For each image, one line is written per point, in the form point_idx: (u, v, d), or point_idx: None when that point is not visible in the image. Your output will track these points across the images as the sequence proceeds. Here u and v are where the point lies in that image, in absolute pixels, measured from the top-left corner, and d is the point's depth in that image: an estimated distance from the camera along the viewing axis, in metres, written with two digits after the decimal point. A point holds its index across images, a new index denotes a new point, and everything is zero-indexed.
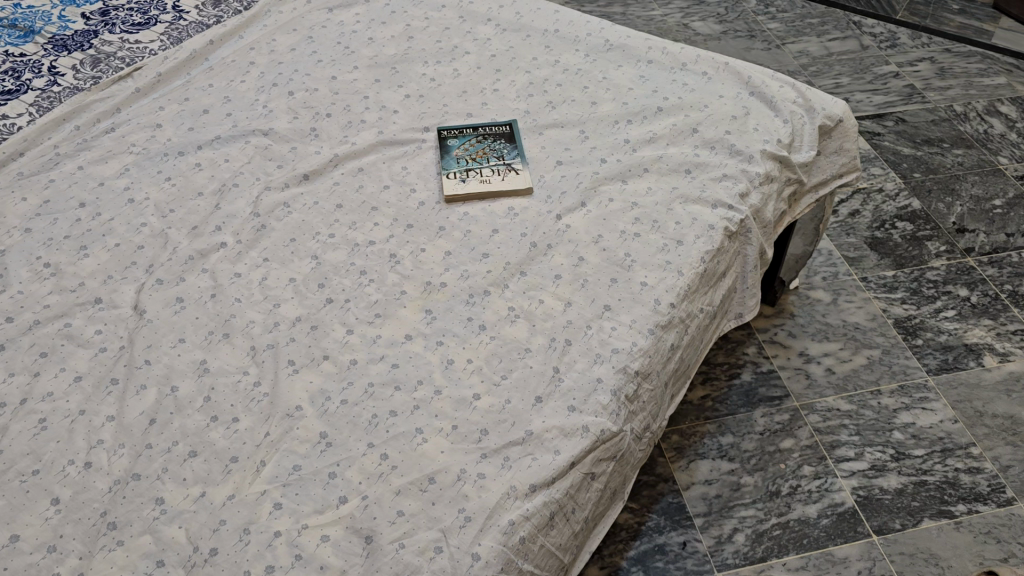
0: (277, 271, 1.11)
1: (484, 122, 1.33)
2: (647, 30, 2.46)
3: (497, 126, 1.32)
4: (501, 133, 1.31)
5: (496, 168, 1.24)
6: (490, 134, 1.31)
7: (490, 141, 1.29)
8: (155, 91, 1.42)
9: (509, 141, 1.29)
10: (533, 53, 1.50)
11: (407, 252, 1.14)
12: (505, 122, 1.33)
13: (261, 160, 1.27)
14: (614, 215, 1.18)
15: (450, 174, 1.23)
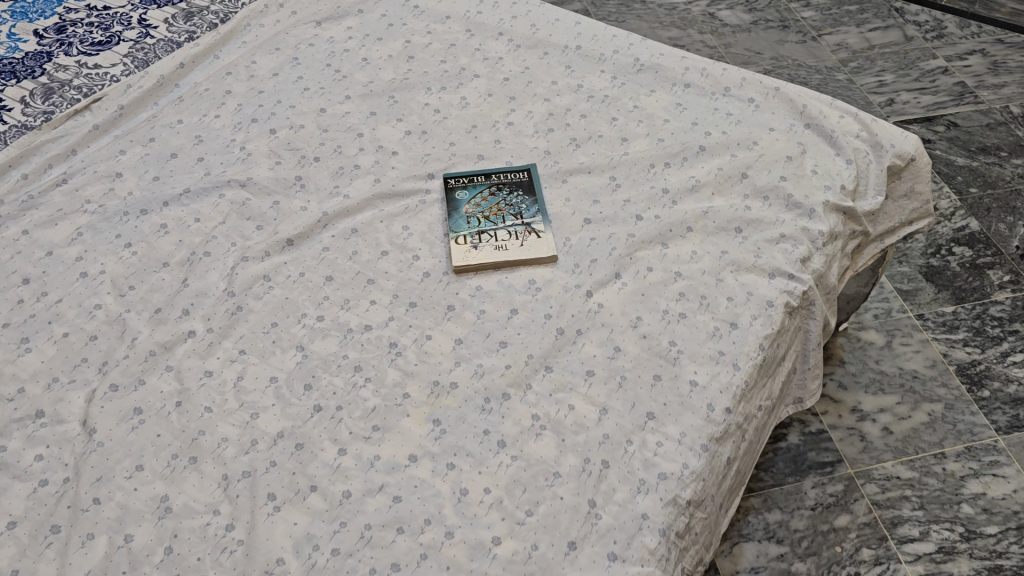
0: (256, 368, 0.93)
1: (497, 168, 1.14)
2: (671, 23, 2.24)
3: (512, 174, 1.13)
4: (517, 183, 1.12)
5: (514, 230, 1.05)
6: (506, 184, 1.12)
7: (506, 193, 1.10)
8: (116, 128, 1.23)
9: (527, 193, 1.10)
10: (552, 76, 1.30)
11: (410, 341, 0.96)
12: (522, 167, 1.14)
13: (237, 220, 1.08)
14: (654, 290, 0.99)
15: (459, 238, 1.04)
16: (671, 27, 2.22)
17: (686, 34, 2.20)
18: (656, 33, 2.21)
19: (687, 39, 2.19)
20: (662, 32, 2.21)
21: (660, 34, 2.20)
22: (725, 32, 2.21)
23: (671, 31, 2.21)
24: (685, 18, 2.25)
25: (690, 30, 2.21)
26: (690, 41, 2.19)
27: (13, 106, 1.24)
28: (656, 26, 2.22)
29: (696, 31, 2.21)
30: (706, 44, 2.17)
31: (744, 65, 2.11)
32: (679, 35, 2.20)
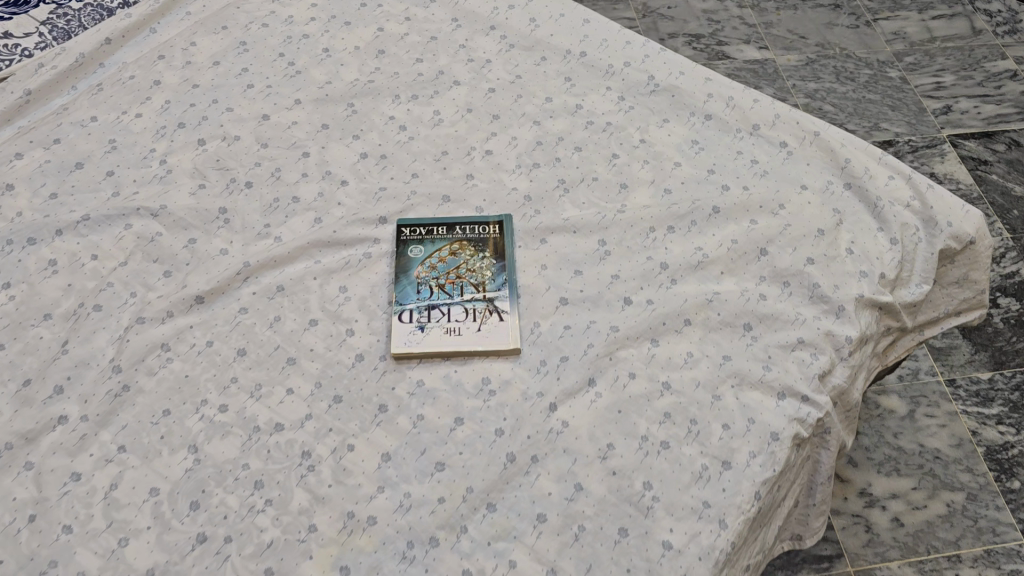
0: (135, 473, 0.77)
1: (464, 217, 0.94)
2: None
3: (480, 227, 0.93)
4: (485, 241, 0.92)
5: (471, 307, 0.86)
6: (472, 241, 0.92)
7: (470, 254, 0.91)
8: (19, 118, 1.03)
9: (494, 255, 0.91)
10: (547, 90, 1.08)
11: (328, 451, 0.79)
12: (494, 218, 0.94)
13: (142, 261, 0.90)
14: (634, 407, 0.81)
15: (403, 314, 0.86)
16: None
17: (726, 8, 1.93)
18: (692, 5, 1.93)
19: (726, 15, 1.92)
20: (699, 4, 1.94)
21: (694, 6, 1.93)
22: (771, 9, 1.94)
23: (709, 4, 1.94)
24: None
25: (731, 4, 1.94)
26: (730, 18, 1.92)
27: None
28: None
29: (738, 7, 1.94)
30: (744, 20, 1.91)
31: (785, 52, 1.85)
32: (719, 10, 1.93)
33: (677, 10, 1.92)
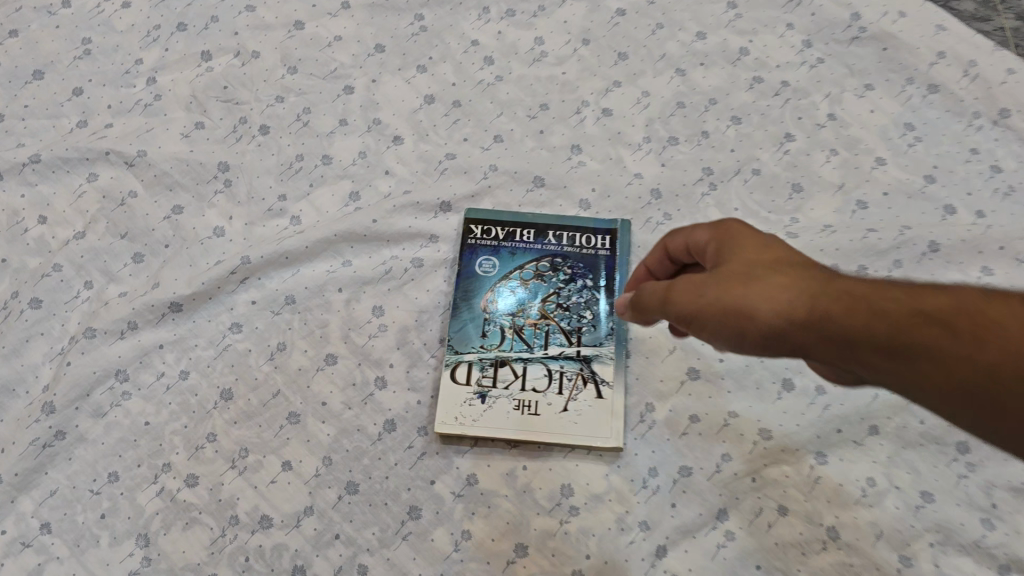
0: (59, 568, 0.55)
1: (558, 216, 0.66)
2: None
3: (582, 236, 0.65)
4: (588, 259, 0.64)
5: (558, 369, 0.59)
6: (568, 257, 0.64)
7: (563, 277, 0.63)
8: None
9: (597, 283, 0.63)
10: (700, 21, 0.75)
11: (329, 570, 0.55)
12: (603, 223, 0.65)
13: (104, 235, 0.64)
14: (779, 566, 0.54)
15: (459, 370, 0.59)
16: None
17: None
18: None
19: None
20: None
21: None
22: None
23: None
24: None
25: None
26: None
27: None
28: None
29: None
30: None
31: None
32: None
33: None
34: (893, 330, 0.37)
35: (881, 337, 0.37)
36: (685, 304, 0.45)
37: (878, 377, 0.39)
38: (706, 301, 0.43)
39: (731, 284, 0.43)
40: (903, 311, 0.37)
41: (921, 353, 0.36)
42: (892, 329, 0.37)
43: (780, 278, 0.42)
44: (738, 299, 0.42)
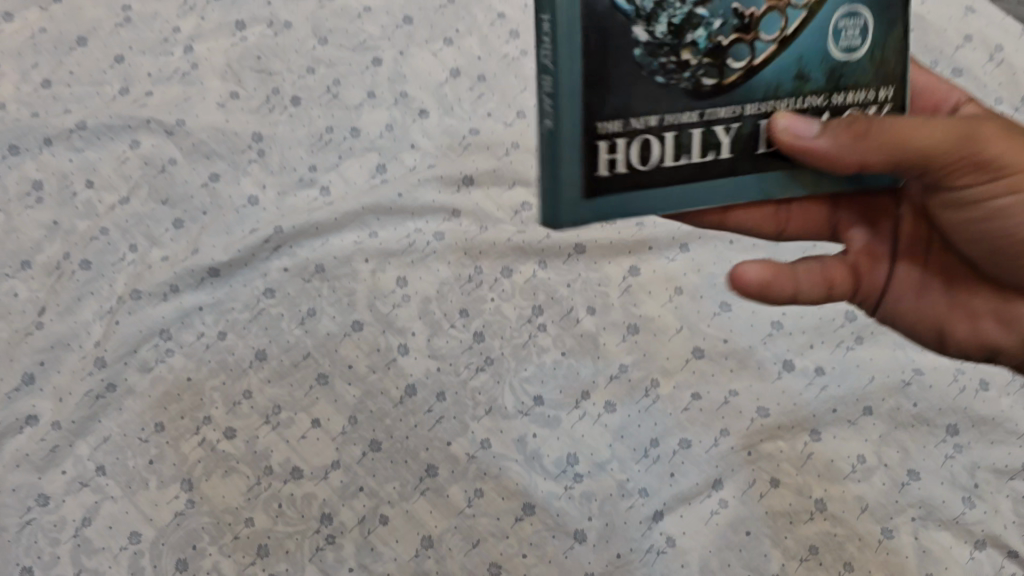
0: (114, 507, 0.61)
1: (882, 62, 0.41)
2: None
3: (703, 156, 0.39)
4: (653, 84, 0.37)
5: None
6: (655, 39, 0.37)
7: (692, 33, 0.37)
8: None
9: (584, 25, 0.35)
10: None
11: (354, 518, 0.60)
12: (735, 193, 0.40)
13: (147, 200, 0.68)
14: (768, 533, 0.58)
15: None
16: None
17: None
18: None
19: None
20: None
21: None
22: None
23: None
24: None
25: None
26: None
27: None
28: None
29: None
30: None
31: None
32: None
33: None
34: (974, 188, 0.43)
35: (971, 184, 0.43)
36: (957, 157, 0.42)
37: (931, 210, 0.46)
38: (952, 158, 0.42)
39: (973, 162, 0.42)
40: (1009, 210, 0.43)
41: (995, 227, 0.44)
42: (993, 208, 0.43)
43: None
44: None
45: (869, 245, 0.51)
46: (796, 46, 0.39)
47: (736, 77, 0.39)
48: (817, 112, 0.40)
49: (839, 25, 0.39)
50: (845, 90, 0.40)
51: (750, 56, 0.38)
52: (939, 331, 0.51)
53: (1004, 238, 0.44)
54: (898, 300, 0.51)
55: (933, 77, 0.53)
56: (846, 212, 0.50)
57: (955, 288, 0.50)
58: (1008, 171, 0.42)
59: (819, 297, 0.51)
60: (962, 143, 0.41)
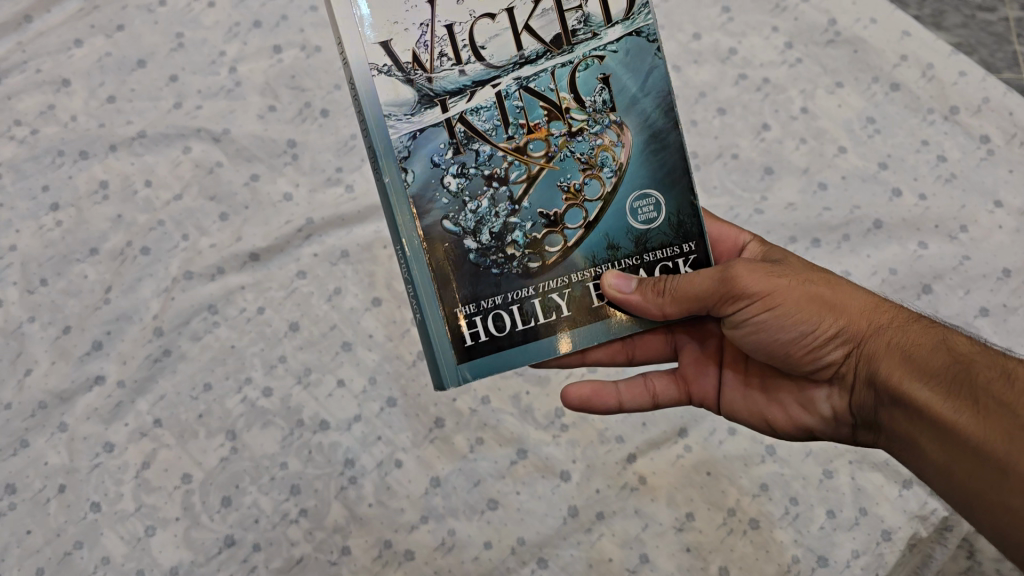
0: (169, 453, 0.71)
1: (680, 224, 0.54)
2: (422, 18, 0.52)
3: (548, 317, 0.54)
4: (491, 275, 0.54)
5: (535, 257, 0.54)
6: (483, 244, 0.54)
7: (510, 235, 0.54)
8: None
9: (424, 248, 0.54)
10: (697, 23, 0.86)
11: (373, 463, 0.71)
12: (581, 338, 0.54)
13: (197, 197, 0.80)
14: (726, 473, 0.70)
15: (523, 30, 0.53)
16: (380, 19, 0.52)
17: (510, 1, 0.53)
18: (570, 76, 0.53)
19: (550, 59, 0.53)
20: (481, 38, 0.53)
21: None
22: (438, 52, 0.52)
23: (397, 12, 0.52)
24: (413, 123, 0.53)
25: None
26: (515, 167, 0.54)
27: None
28: (501, 15, 0.53)
29: (485, 161, 0.53)
30: None
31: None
32: (658, 41, 0.53)
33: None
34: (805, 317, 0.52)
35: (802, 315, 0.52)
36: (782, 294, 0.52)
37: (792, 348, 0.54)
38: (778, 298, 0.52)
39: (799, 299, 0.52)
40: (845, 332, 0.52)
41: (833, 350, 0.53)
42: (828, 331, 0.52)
43: (882, 298, 0.54)
44: (812, 278, 0.54)
45: (701, 353, 0.63)
46: (601, 225, 0.54)
47: (555, 258, 0.54)
48: (632, 270, 0.54)
49: (634, 204, 0.54)
50: (652, 249, 0.54)
51: (562, 241, 0.54)
52: (766, 421, 0.60)
53: (775, 348, 0.54)
54: (730, 399, 0.62)
55: (724, 225, 0.66)
56: (685, 334, 0.64)
57: (775, 389, 0.59)
58: (764, 298, 0.52)
59: (645, 405, 0.65)
60: (776, 280, 0.53)
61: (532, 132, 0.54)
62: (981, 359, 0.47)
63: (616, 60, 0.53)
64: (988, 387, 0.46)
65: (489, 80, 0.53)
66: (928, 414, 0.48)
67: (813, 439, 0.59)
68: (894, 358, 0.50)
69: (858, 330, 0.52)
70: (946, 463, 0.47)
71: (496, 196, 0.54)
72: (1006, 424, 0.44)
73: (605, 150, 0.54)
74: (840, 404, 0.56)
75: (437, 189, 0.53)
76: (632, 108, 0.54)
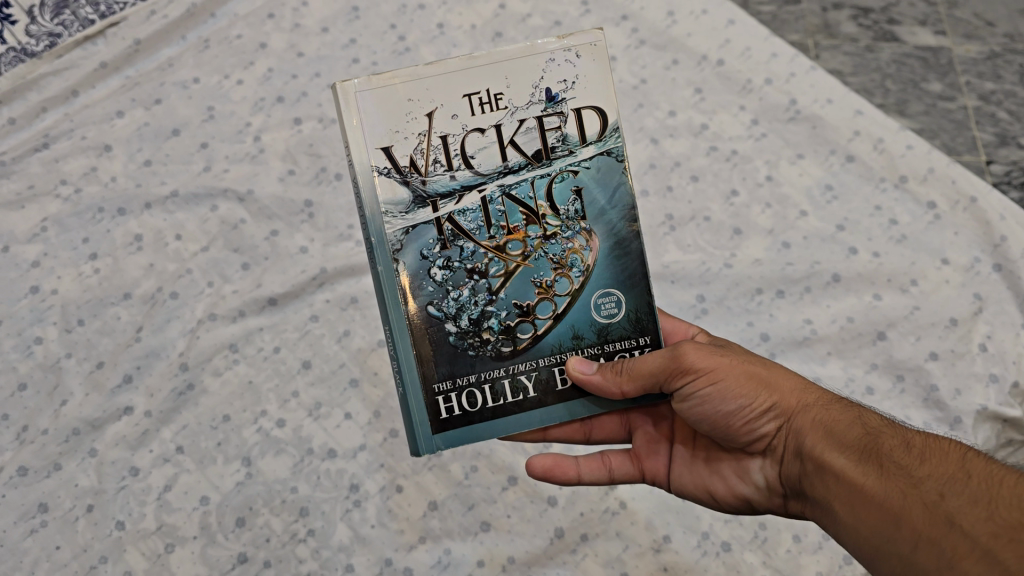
0: (189, 477, 0.78)
1: (637, 320, 0.63)
2: (422, 128, 0.62)
3: (515, 396, 0.63)
4: (467, 356, 0.63)
5: (507, 339, 0.63)
6: (462, 328, 0.63)
7: (486, 321, 0.63)
8: (130, 68, 0.94)
9: (409, 328, 0.63)
10: (673, 101, 0.96)
11: (376, 487, 0.78)
12: (546, 417, 0.63)
13: (223, 249, 0.87)
14: None
15: (508, 142, 0.63)
16: (384, 127, 0.62)
17: (498, 119, 0.63)
18: (547, 186, 0.63)
19: (530, 171, 0.63)
20: (471, 149, 0.63)
21: (564, 50, 0.63)
22: (433, 159, 0.62)
23: (399, 123, 0.62)
24: (408, 219, 0.62)
25: (414, 99, 0.62)
26: (495, 263, 0.63)
27: (14, 14, 0.92)
28: (491, 131, 0.63)
29: (468, 256, 0.63)
30: None
31: (966, 36, 1.09)
32: (625, 161, 0.64)
33: (548, 60, 0.63)
34: (744, 392, 0.61)
35: (742, 389, 0.61)
36: (725, 370, 0.61)
37: (731, 419, 0.62)
38: (722, 375, 0.61)
39: (740, 376, 0.61)
40: (777, 405, 0.61)
41: (767, 422, 0.61)
42: (763, 404, 0.61)
43: (809, 383, 0.63)
44: (752, 361, 0.63)
45: (654, 434, 0.71)
46: (568, 317, 0.63)
47: (526, 343, 0.63)
48: (593, 357, 0.63)
49: (598, 301, 0.64)
50: (612, 340, 0.63)
51: (532, 328, 0.63)
52: (709, 492, 0.67)
53: (717, 419, 0.62)
54: (678, 474, 0.69)
55: (676, 319, 0.77)
56: (639, 416, 0.73)
57: (718, 461, 0.67)
58: (708, 375, 0.60)
59: (599, 479, 0.72)
60: (720, 359, 0.61)
61: (512, 233, 0.63)
62: (886, 432, 0.56)
63: (589, 175, 0.63)
64: (890, 455, 0.54)
65: (476, 186, 0.63)
66: (840, 478, 0.55)
67: (750, 509, 0.66)
68: (817, 432, 0.58)
69: (789, 406, 0.60)
70: (848, 519, 0.54)
71: (476, 287, 0.63)
72: (901, 483, 0.53)
73: (575, 252, 0.63)
74: (772, 476, 0.63)
75: (425, 278, 0.63)
76: (600, 218, 0.64)
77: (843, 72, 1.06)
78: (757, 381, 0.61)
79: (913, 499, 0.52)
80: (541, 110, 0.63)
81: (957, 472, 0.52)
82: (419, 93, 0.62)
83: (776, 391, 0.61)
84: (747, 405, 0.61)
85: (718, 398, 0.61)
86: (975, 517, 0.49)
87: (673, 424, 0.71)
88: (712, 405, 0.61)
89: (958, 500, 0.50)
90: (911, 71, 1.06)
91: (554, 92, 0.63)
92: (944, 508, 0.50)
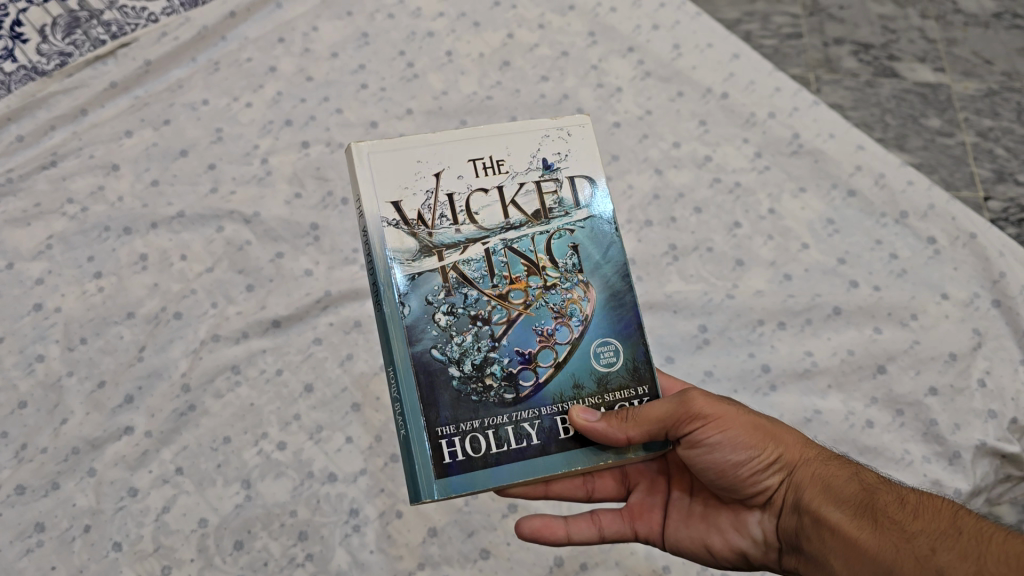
0: (188, 499, 0.78)
1: (635, 368, 0.62)
2: (428, 186, 0.63)
3: (519, 442, 0.60)
4: (470, 400, 0.60)
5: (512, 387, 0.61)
6: (465, 372, 0.60)
7: (489, 366, 0.61)
8: (140, 88, 0.95)
9: (413, 370, 0.60)
10: (677, 132, 0.97)
11: (376, 513, 0.78)
12: (551, 465, 0.60)
13: (228, 270, 0.88)
14: None
15: (510, 204, 0.63)
16: (393, 184, 0.62)
17: (500, 182, 0.64)
18: (547, 241, 0.63)
19: (530, 228, 0.63)
20: (475, 206, 0.63)
21: (558, 129, 0.65)
22: (439, 214, 0.62)
23: (408, 180, 0.62)
24: (413, 267, 0.61)
25: (420, 160, 0.63)
26: (498, 310, 0.62)
27: (26, 33, 0.93)
28: (493, 192, 0.63)
29: (472, 303, 0.62)
30: None
31: (965, 74, 1.10)
32: (616, 224, 0.65)
33: (544, 134, 0.65)
34: (750, 442, 0.61)
35: (749, 438, 0.61)
36: (733, 418, 0.61)
37: (736, 469, 0.61)
38: (730, 423, 0.61)
39: (748, 425, 0.62)
40: (780, 458, 0.61)
41: (769, 474, 0.62)
42: (768, 454, 0.61)
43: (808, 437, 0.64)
44: (756, 413, 0.63)
45: (650, 488, 0.70)
46: (569, 366, 0.62)
47: (528, 391, 0.61)
48: (595, 407, 0.61)
49: (597, 349, 0.62)
50: (612, 390, 0.62)
51: (534, 376, 0.61)
52: (706, 546, 0.66)
53: (722, 468, 0.62)
54: (674, 529, 0.68)
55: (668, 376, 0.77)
56: (636, 468, 0.71)
57: (715, 512, 0.66)
58: (716, 422, 0.61)
59: (589, 536, 0.68)
60: (727, 407, 0.62)
61: (514, 283, 0.62)
62: (881, 487, 0.57)
63: (584, 234, 0.64)
64: (885, 509, 0.56)
65: (480, 239, 0.62)
66: (836, 533, 0.57)
67: (745, 563, 0.66)
68: (816, 486, 0.59)
69: (792, 458, 0.61)
70: (842, 572, 0.56)
71: (479, 333, 0.61)
72: (894, 537, 0.54)
73: (574, 302, 0.63)
74: (769, 528, 0.64)
75: (428, 323, 0.61)
76: (596, 272, 0.63)
77: (844, 106, 1.07)
78: (763, 431, 0.62)
79: (904, 553, 0.53)
80: (538, 176, 0.64)
81: (947, 527, 0.53)
82: (425, 155, 0.63)
83: (780, 443, 0.62)
84: (753, 455, 0.61)
85: (726, 445, 0.61)
86: (964, 571, 0.51)
87: (671, 475, 0.70)
88: (718, 453, 0.61)
89: (948, 555, 0.52)
90: (911, 107, 1.08)
91: (550, 161, 0.64)
92: (935, 562, 0.52)
